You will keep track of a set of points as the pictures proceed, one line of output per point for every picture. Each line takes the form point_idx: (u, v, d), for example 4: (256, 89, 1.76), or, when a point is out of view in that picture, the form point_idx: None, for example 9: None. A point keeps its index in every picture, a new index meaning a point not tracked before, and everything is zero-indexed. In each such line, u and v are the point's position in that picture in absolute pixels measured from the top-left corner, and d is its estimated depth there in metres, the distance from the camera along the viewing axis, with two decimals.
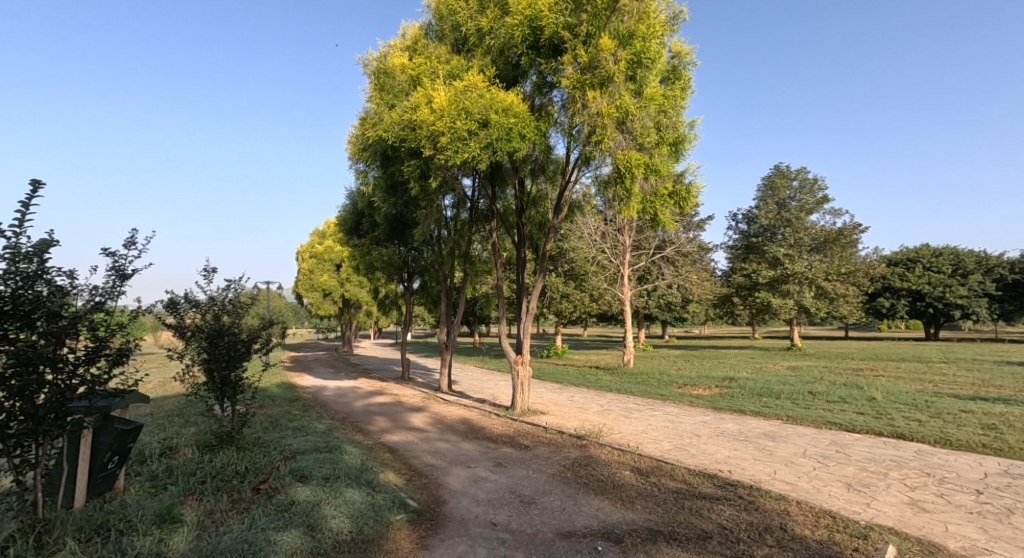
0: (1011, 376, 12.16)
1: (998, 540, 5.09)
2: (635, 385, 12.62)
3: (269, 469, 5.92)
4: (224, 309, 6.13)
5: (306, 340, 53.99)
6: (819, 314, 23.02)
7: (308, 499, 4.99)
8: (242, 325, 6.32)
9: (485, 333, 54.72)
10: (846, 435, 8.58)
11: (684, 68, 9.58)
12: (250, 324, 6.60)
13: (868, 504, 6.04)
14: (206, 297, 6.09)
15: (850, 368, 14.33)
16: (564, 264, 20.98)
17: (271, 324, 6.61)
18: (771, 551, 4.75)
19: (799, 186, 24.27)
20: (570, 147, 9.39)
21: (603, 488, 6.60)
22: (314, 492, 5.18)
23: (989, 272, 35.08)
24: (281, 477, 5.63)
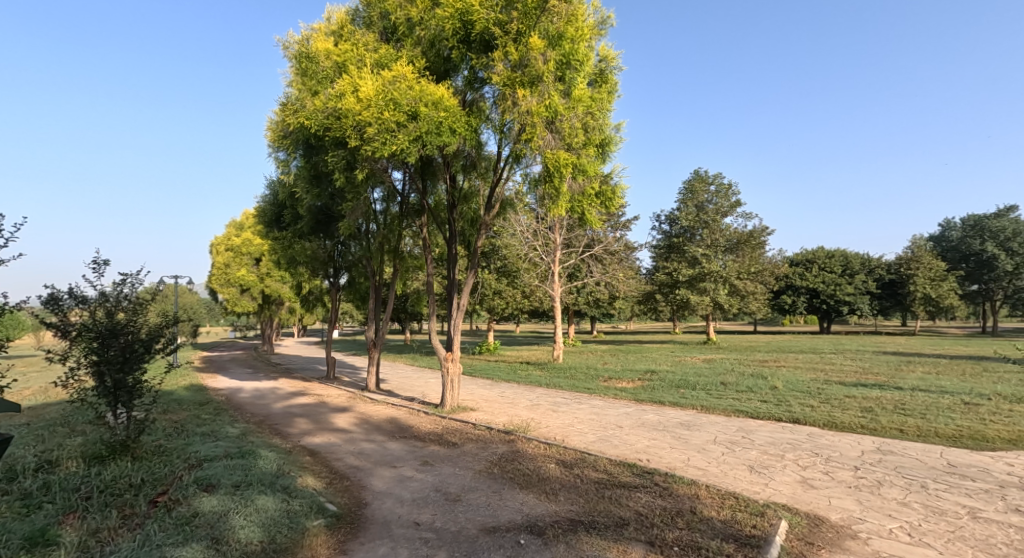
0: (888, 365, 13.70)
1: (870, 510, 5.72)
2: (562, 380, 12.92)
3: (169, 479, 5.48)
4: (119, 306, 5.59)
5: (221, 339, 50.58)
6: (732, 310, 24.71)
7: (214, 510, 4.67)
8: (140, 324, 5.78)
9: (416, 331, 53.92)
10: (751, 421, 9.29)
11: (611, 71, 9.91)
12: (152, 323, 6.05)
13: (767, 484, 6.57)
14: (97, 293, 5.51)
15: (757, 359, 15.51)
16: (497, 261, 21.07)
17: (176, 322, 6.10)
18: (682, 533, 5.03)
19: (716, 190, 25.85)
20: (501, 144, 9.45)
21: (528, 482, 6.70)
22: (221, 502, 4.85)
23: (871, 272, 39.35)
24: (184, 487, 5.23)
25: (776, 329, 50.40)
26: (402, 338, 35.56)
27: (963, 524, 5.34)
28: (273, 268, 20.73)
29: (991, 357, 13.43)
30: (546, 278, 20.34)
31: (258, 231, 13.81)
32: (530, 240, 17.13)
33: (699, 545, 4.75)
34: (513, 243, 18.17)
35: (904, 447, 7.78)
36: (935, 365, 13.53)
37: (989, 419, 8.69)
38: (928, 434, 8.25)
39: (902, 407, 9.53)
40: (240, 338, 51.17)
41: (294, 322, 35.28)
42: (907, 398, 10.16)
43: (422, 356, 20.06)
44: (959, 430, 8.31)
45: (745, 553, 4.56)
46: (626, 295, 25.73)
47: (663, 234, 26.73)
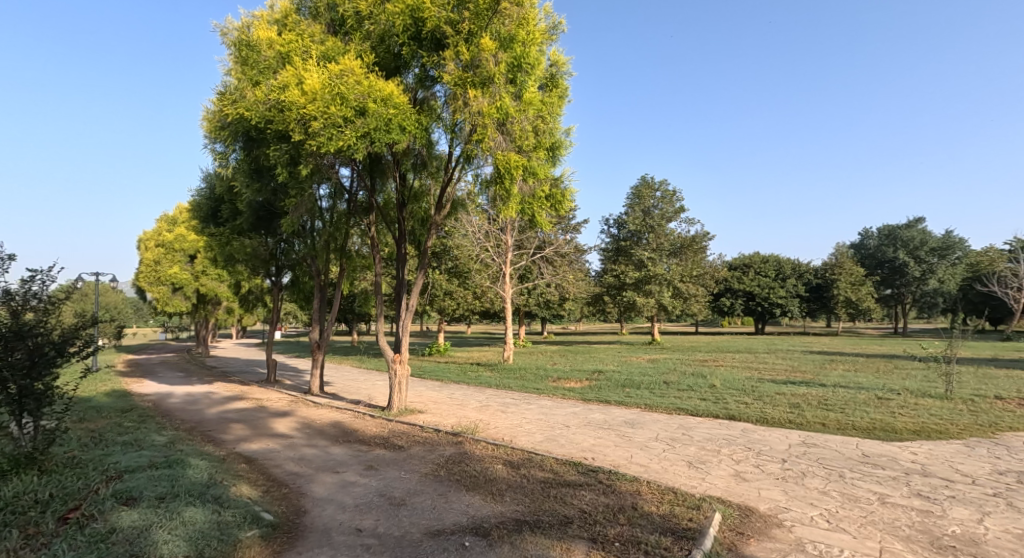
0: (814, 363, 14.72)
1: (795, 499, 6.15)
2: (512, 380, 13.01)
3: (83, 494, 5.06)
4: (27, 306, 5.11)
5: (150, 340, 47.32)
6: (675, 311, 25.73)
7: (134, 525, 4.36)
8: (51, 325, 5.30)
9: (363, 332, 52.59)
10: (691, 418, 9.74)
11: (562, 76, 10.11)
12: (66, 324, 5.57)
13: (703, 479, 6.91)
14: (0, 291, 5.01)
15: (697, 359, 16.23)
16: (448, 262, 20.75)
17: (95, 322, 5.65)
18: (622, 529, 5.20)
19: (661, 196, 26.89)
20: (452, 144, 9.41)
21: (474, 483, 6.70)
22: (143, 516, 4.54)
23: (800, 277, 42.12)
24: (100, 501, 4.85)
25: (714, 331, 52.89)
26: (349, 340, 34.54)
27: (873, 509, 5.84)
28: (208, 266, 19.67)
29: (903, 355, 14.69)
30: (497, 279, 20.37)
31: (192, 226, 13.04)
32: (481, 241, 17.11)
33: (638, 539, 4.93)
34: (464, 244, 18.07)
35: (825, 440, 8.40)
36: (855, 363, 14.73)
37: (899, 412, 9.53)
38: (847, 427, 8.95)
39: (825, 403, 10.28)
40: (172, 339, 48.08)
41: (232, 323, 33.52)
42: (829, 394, 10.96)
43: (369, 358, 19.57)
44: (873, 423, 9.06)
45: (681, 546, 4.77)
46: (575, 297, 26.18)
47: (611, 238, 27.48)
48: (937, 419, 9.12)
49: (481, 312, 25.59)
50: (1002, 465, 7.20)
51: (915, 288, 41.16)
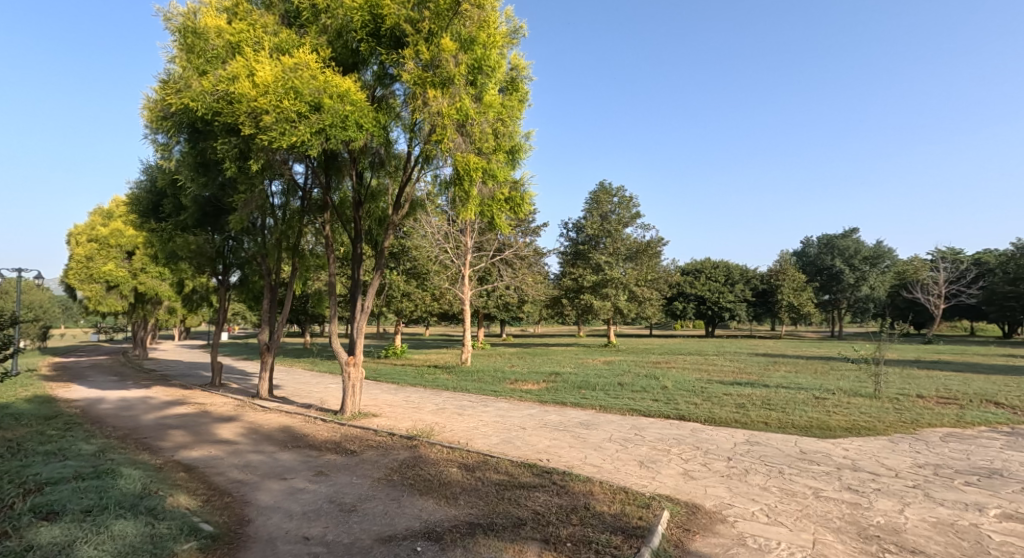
0: (759, 365, 15.46)
1: (738, 496, 6.43)
2: (469, 382, 12.96)
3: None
4: None
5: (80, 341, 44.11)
6: (630, 314, 26.33)
7: (55, 541, 4.06)
8: None
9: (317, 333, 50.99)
10: (644, 418, 10.01)
11: (522, 80, 10.20)
12: None
13: (654, 478, 7.12)
14: None
15: (651, 361, 16.68)
16: (406, 262, 19.97)
17: (14, 321, 5.21)
18: (574, 529, 5.28)
19: (618, 202, 27.51)
20: (411, 144, 9.31)
21: (428, 487, 6.64)
22: (66, 531, 4.24)
23: (749, 282, 44.11)
24: (17, 517, 4.50)
25: (666, 333, 54.58)
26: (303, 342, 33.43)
27: (808, 503, 6.19)
28: (148, 263, 18.61)
29: (839, 357, 15.62)
30: (456, 281, 20.23)
31: (130, 221, 12.29)
32: (440, 242, 16.95)
33: (589, 539, 5.02)
34: (423, 245, 17.73)
35: (767, 438, 8.84)
36: (795, 364, 15.53)
37: (833, 411, 10.14)
38: (787, 426, 9.44)
39: (767, 403, 10.80)
40: (105, 340, 45.00)
41: (175, 323, 31.83)
42: (772, 394, 11.53)
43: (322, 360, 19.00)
44: (811, 421, 9.61)
45: (630, 544, 4.89)
46: (534, 299, 26.34)
47: (570, 242, 27.86)
48: (866, 417, 9.77)
49: (440, 313, 25.30)
50: (921, 459, 7.79)
51: (851, 293, 43.65)
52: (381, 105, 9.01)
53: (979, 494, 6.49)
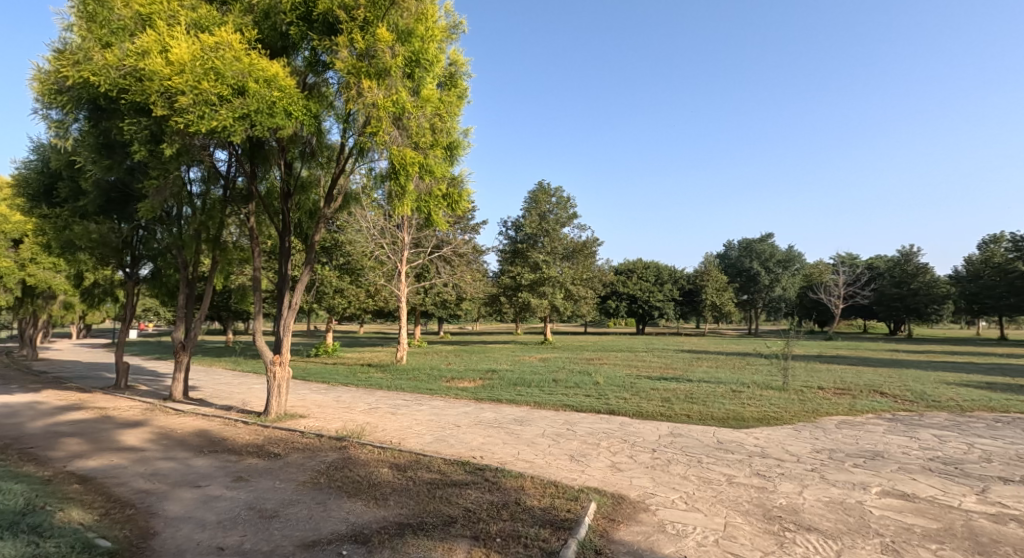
0: (684, 361, 16.37)
1: (661, 485, 6.79)
2: (403, 381, 12.71)
3: None
4: None
5: None
6: (566, 312, 26.92)
7: None
8: None
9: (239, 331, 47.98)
10: (577, 413, 10.31)
11: (461, 76, 10.14)
12: None
13: (583, 471, 7.35)
14: None
15: (584, 358, 17.16)
16: (339, 258, 19.12)
17: None
18: (505, 525, 5.34)
19: (556, 202, 28.02)
20: (345, 135, 8.99)
21: (357, 489, 6.46)
22: None
23: (677, 282, 46.71)
24: None
25: (599, 331, 56.50)
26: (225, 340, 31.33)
27: (722, 489, 6.65)
28: (39, 253, 16.65)
29: (754, 353, 16.84)
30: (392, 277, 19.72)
31: (16, 205, 10.95)
32: (376, 237, 16.49)
33: (519, 533, 5.11)
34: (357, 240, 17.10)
35: (689, 430, 9.38)
36: (717, 360, 16.59)
37: (747, 403, 10.94)
38: (706, 418, 10.05)
39: (690, 396, 11.47)
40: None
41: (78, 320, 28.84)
42: (695, 388, 12.24)
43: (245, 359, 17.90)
44: (727, 413, 10.29)
45: (558, 536, 5.02)
46: (472, 297, 26.23)
47: (509, 240, 28.08)
48: (776, 408, 10.62)
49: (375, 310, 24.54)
50: (819, 445, 8.60)
51: (765, 293, 47.32)
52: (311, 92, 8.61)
53: (865, 474, 7.27)
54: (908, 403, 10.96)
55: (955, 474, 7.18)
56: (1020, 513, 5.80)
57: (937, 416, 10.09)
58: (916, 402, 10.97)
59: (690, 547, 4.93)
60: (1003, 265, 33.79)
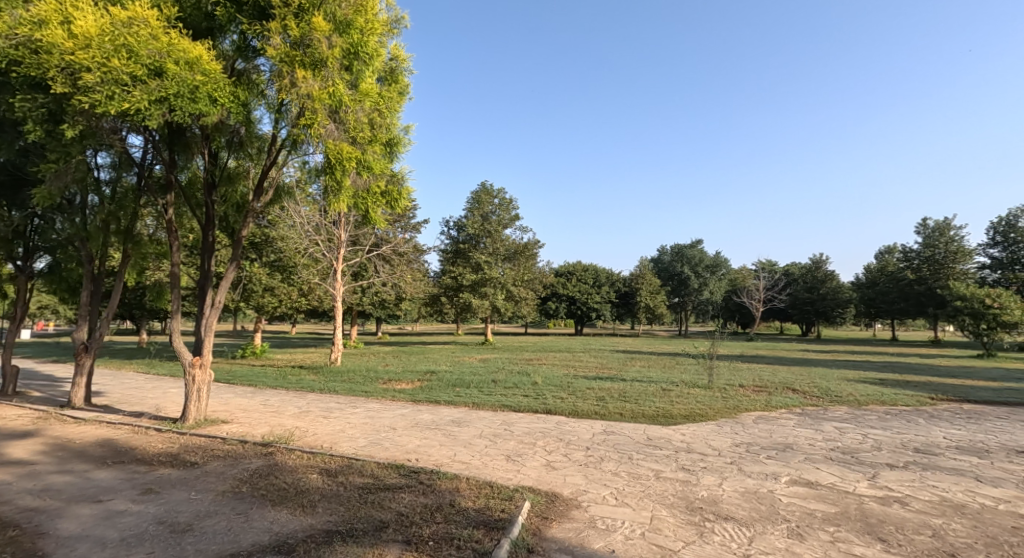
0: (619, 361, 16.93)
1: (593, 482, 6.98)
2: (337, 383, 12.25)
3: None
4: None
5: None
6: (507, 313, 27.03)
7: None
8: None
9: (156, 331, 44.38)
10: (515, 413, 10.40)
11: (402, 72, 9.96)
12: None
13: (518, 470, 7.42)
14: None
15: (523, 359, 17.29)
16: (270, 254, 18.38)
17: None
18: (438, 527, 5.28)
19: (499, 203, 28.01)
20: (277, 126, 8.53)
21: (282, 496, 6.15)
22: None
23: (614, 285, 48.16)
24: None
25: (538, 332, 57.33)
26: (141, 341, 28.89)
27: (650, 484, 6.94)
28: None
29: (683, 352, 17.70)
30: (326, 276, 18.96)
31: None
32: (311, 234, 15.81)
33: (452, 535, 5.06)
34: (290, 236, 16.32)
35: (622, 427, 9.71)
36: (650, 360, 17.33)
37: (676, 400, 11.51)
38: (638, 416, 10.45)
39: (623, 395, 11.88)
40: None
41: None
42: (628, 387, 12.70)
43: (160, 361, 16.57)
44: (657, 411, 10.76)
45: (491, 537, 5.03)
46: (411, 297, 25.75)
47: (451, 240, 27.82)
48: (702, 405, 11.24)
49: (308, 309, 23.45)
50: (739, 439, 9.19)
51: (694, 296, 49.84)
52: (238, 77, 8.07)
53: (776, 465, 7.85)
54: (815, 399, 11.94)
55: (851, 463, 7.92)
56: (903, 495, 6.48)
57: (839, 410, 11.07)
58: (822, 397, 11.99)
59: (618, 541, 5.10)
60: (896, 273, 37.59)
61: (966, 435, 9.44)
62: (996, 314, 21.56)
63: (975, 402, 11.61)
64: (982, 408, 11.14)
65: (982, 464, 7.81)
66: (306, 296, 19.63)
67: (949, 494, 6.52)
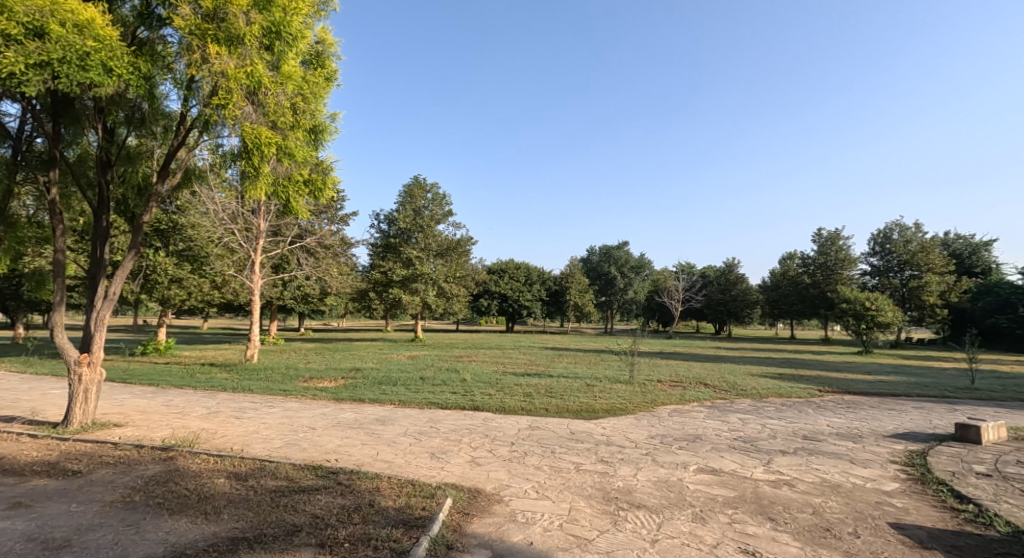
0: (549, 357, 17.28)
1: (516, 477, 7.06)
2: (252, 382, 11.49)
3: None
4: None
5: None
6: (438, 310, 26.69)
7: None
8: None
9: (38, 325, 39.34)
10: (442, 410, 10.30)
11: (329, 57, 9.49)
12: None
13: (442, 468, 7.35)
14: None
15: (453, 355, 17.14)
16: (178, 243, 16.31)
17: None
18: (355, 529, 5.09)
19: (432, 198, 27.40)
20: (186, 103, 7.80)
21: (182, 504, 5.65)
22: None
23: (545, 283, 48.91)
24: None
25: (470, 328, 57.15)
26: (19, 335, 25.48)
27: (570, 476, 7.14)
28: None
29: (608, 349, 18.40)
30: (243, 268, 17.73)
31: None
32: (225, 223, 14.76)
33: (369, 536, 4.90)
34: (201, 224, 15.13)
35: (546, 422, 9.91)
36: (577, 356, 17.83)
37: (599, 395, 11.95)
38: (562, 411, 10.72)
39: (550, 391, 12.13)
40: None
41: None
42: (555, 383, 13.00)
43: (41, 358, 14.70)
44: (581, 406, 11.09)
45: (410, 535, 4.93)
46: (338, 292, 24.71)
47: (381, 234, 27.00)
48: (623, 399, 11.75)
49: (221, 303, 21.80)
50: (654, 431, 9.69)
51: (620, 296, 51.83)
52: (140, 46, 7.31)
53: (687, 454, 8.36)
54: (723, 392, 12.88)
55: (751, 451, 8.62)
56: (791, 478, 7.15)
57: (743, 402, 12.01)
58: (729, 391, 12.94)
59: (536, 533, 5.19)
60: (796, 277, 41.34)
61: (844, 422, 10.59)
62: (874, 316, 24.41)
63: (854, 393, 13.08)
64: (859, 398, 12.56)
65: (857, 448, 8.80)
66: (219, 288, 18.32)
67: (829, 475, 7.27)
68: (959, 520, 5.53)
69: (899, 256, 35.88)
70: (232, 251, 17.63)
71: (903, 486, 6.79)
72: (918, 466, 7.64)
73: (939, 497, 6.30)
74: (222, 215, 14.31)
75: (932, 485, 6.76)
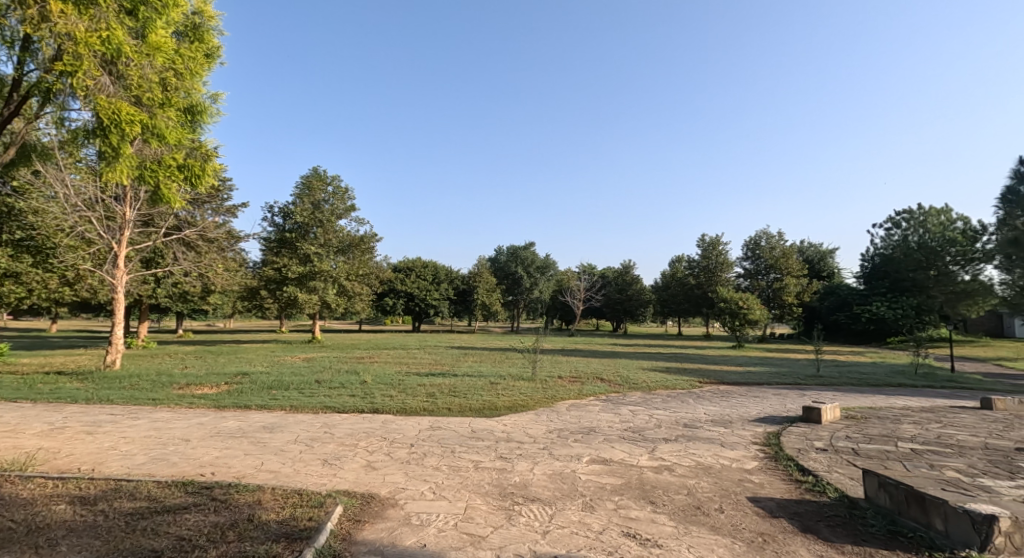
0: (455, 357, 17.10)
1: (413, 479, 6.86)
2: (112, 391, 10.05)
3: None
4: None
5: None
6: (338, 309, 25.33)
7: None
8: None
9: None
10: (339, 414, 9.77)
11: (209, 31, 8.53)
12: None
13: (333, 475, 6.92)
14: None
15: (353, 357, 16.31)
16: (14, 230, 13.93)
17: None
18: (229, 548, 4.59)
19: (333, 191, 25.89)
20: (22, 67, 6.56)
21: (6, 539, 4.73)
22: None
23: (452, 281, 48.43)
24: None
25: (374, 328, 55.13)
26: None
27: (468, 475, 7.10)
28: None
29: (513, 347, 18.68)
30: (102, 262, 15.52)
31: None
32: (80, 210, 12.63)
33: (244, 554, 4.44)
34: (48, 209, 12.83)
35: (448, 422, 9.79)
36: (483, 355, 17.85)
37: (502, 393, 12.07)
38: (465, 409, 10.65)
39: (454, 390, 12.01)
40: None
41: None
42: (458, 382, 12.91)
43: None
44: (484, 404, 11.10)
45: (291, 549, 4.55)
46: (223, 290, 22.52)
47: (275, 227, 25.05)
48: (525, 396, 11.98)
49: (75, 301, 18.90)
50: (552, 426, 9.98)
51: (525, 296, 52.92)
52: None
53: (581, 447, 8.71)
54: (617, 386, 13.64)
55: (638, 440, 9.18)
56: (672, 463, 7.73)
57: (635, 395, 12.79)
58: (623, 385, 13.75)
59: (430, 535, 5.06)
60: (682, 279, 45.07)
61: (718, 410, 11.68)
62: (745, 314, 27.30)
63: (728, 383, 14.52)
64: (732, 388, 13.97)
65: (726, 432, 9.75)
66: (72, 284, 15.78)
67: (704, 458, 7.96)
68: (801, 490, 6.31)
69: (766, 261, 40.46)
70: (89, 242, 15.28)
71: (761, 463, 7.63)
72: (773, 446, 8.63)
73: (788, 471, 7.15)
74: (77, 201, 12.33)
75: (783, 461, 7.67)
